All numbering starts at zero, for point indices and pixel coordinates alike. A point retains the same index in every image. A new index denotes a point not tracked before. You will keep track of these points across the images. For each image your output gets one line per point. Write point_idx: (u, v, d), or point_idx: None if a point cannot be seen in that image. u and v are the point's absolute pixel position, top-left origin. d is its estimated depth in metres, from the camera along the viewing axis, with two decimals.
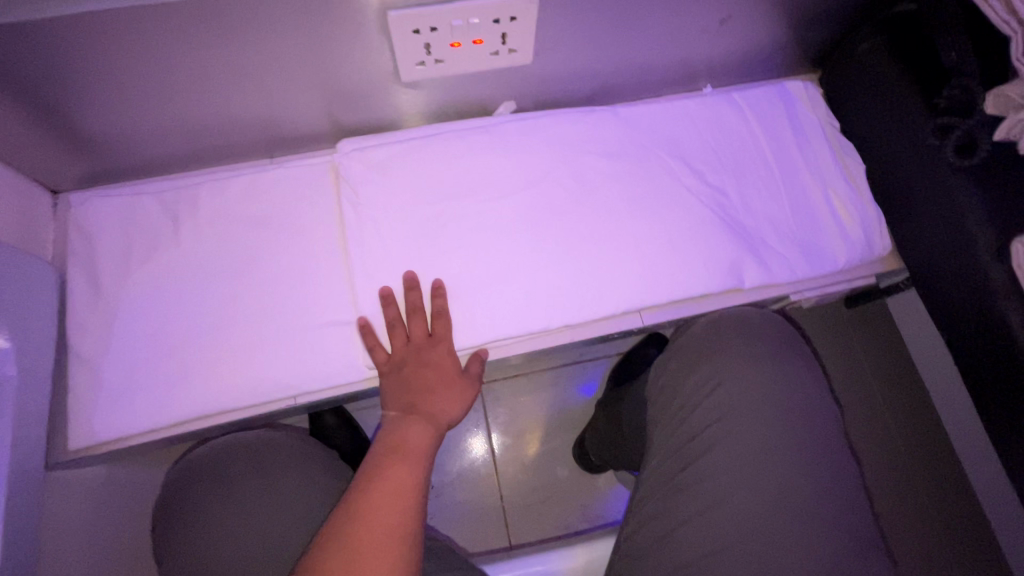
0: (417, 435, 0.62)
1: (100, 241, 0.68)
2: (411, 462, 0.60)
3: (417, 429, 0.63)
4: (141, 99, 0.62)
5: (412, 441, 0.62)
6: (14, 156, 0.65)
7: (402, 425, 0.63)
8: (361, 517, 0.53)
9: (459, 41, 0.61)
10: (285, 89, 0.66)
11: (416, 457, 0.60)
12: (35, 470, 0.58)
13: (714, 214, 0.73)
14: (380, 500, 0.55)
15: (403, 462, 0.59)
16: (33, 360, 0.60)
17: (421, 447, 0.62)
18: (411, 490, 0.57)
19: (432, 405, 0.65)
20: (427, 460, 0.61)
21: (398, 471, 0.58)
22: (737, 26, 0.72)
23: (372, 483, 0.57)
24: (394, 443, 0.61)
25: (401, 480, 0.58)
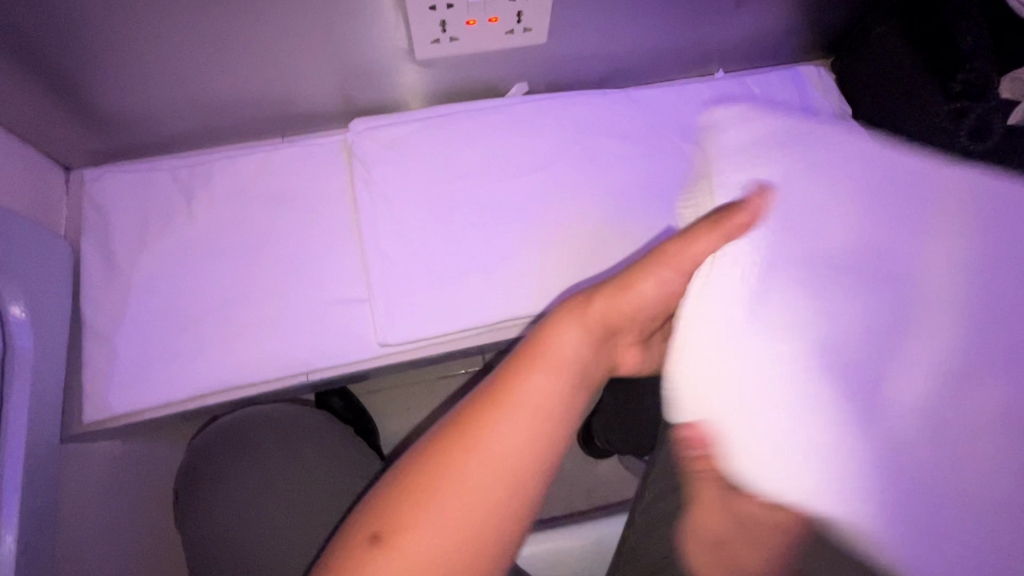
0: (544, 386, 0.41)
1: (112, 216, 0.69)
2: (531, 420, 0.39)
3: (540, 374, 0.41)
4: (156, 74, 0.62)
5: (538, 390, 0.41)
6: (29, 130, 0.65)
7: (529, 366, 0.42)
8: (449, 482, 0.36)
9: (475, 18, 0.61)
10: (301, 68, 0.66)
11: (543, 414, 0.40)
12: (51, 442, 0.59)
13: None
14: (472, 472, 0.37)
15: (520, 415, 0.39)
16: (48, 333, 0.60)
17: (568, 367, 0.43)
18: (531, 461, 0.38)
19: (573, 329, 0.46)
20: (559, 423, 0.40)
21: (497, 429, 0.38)
22: (751, 10, 0.72)
23: (471, 443, 0.38)
24: (508, 389, 0.40)
25: (510, 448, 0.38)
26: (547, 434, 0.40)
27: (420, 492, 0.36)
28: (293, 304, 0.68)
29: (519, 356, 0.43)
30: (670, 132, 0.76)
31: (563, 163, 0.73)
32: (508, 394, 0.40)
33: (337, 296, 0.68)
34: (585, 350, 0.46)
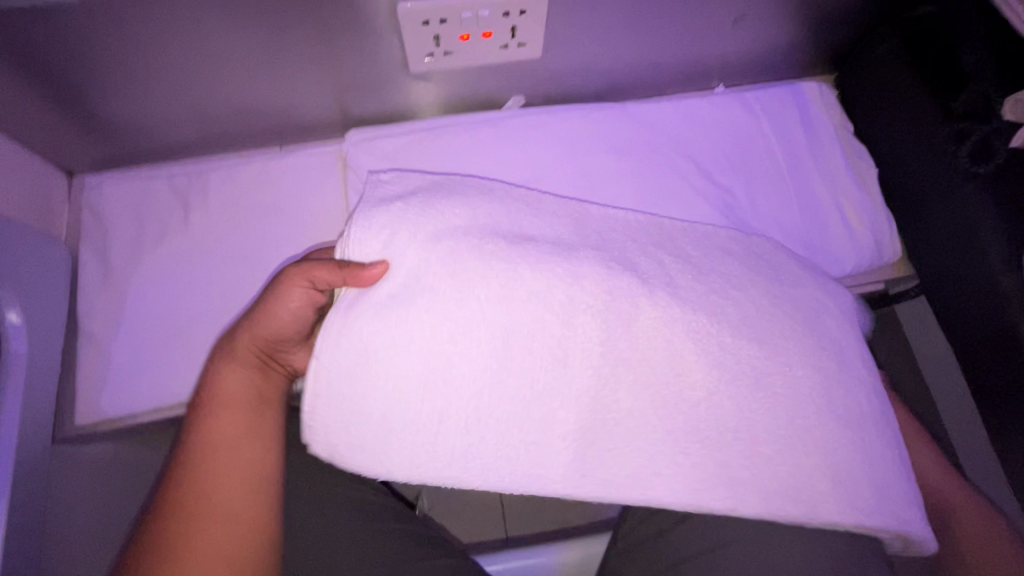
0: (236, 383, 0.54)
1: (111, 223, 0.70)
2: (243, 412, 0.53)
3: (233, 372, 0.55)
4: (153, 85, 0.63)
5: (229, 390, 0.54)
6: (32, 138, 0.66)
7: (219, 372, 0.55)
8: (196, 471, 0.49)
9: (468, 33, 0.61)
10: (297, 81, 0.67)
11: (243, 408, 0.53)
12: (43, 444, 0.60)
13: (721, 215, 0.73)
14: (203, 469, 0.49)
15: (228, 413, 0.53)
16: (44, 337, 0.62)
17: (254, 356, 0.56)
18: (265, 442, 0.53)
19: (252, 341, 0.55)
20: (245, 409, 0.53)
21: (224, 423, 0.52)
22: (751, 25, 0.71)
23: (194, 445, 0.51)
24: (208, 393, 0.54)
25: (231, 434, 0.52)
26: (267, 421, 0.54)
27: (176, 483, 0.49)
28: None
29: (217, 363, 0.55)
30: (667, 149, 0.76)
31: (558, 177, 0.73)
32: (220, 392, 0.54)
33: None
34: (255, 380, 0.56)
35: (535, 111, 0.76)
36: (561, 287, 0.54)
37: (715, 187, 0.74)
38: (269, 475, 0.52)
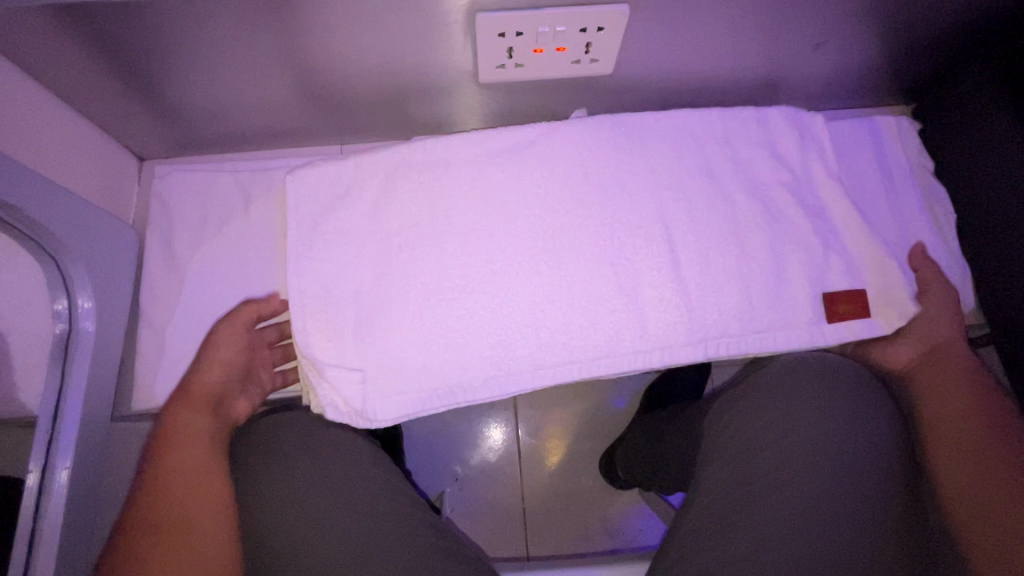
0: (190, 424, 0.61)
1: (176, 211, 0.72)
2: (193, 444, 0.60)
3: (194, 416, 0.62)
4: (228, 79, 0.64)
5: (178, 431, 0.60)
6: (112, 122, 0.69)
7: (170, 418, 0.61)
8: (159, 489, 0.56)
9: (542, 47, 0.60)
10: (365, 84, 0.67)
11: (196, 442, 0.60)
12: (102, 421, 0.62)
13: (793, 249, 0.68)
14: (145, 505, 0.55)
15: (179, 449, 0.59)
16: (111, 319, 0.64)
17: (205, 400, 0.64)
18: (202, 477, 0.57)
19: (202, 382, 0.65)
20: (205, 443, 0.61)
21: (182, 456, 0.58)
22: (834, 50, 0.68)
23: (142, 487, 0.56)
24: (169, 431, 0.60)
25: (191, 464, 0.58)
26: (202, 463, 0.58)
27: (142, 510, 0.55)
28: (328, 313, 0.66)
29: (172, 402, 0.63)
30: (745, 169, 0.71)
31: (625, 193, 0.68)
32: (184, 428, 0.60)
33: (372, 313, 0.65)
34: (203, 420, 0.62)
35: (603, 118, 0.70)
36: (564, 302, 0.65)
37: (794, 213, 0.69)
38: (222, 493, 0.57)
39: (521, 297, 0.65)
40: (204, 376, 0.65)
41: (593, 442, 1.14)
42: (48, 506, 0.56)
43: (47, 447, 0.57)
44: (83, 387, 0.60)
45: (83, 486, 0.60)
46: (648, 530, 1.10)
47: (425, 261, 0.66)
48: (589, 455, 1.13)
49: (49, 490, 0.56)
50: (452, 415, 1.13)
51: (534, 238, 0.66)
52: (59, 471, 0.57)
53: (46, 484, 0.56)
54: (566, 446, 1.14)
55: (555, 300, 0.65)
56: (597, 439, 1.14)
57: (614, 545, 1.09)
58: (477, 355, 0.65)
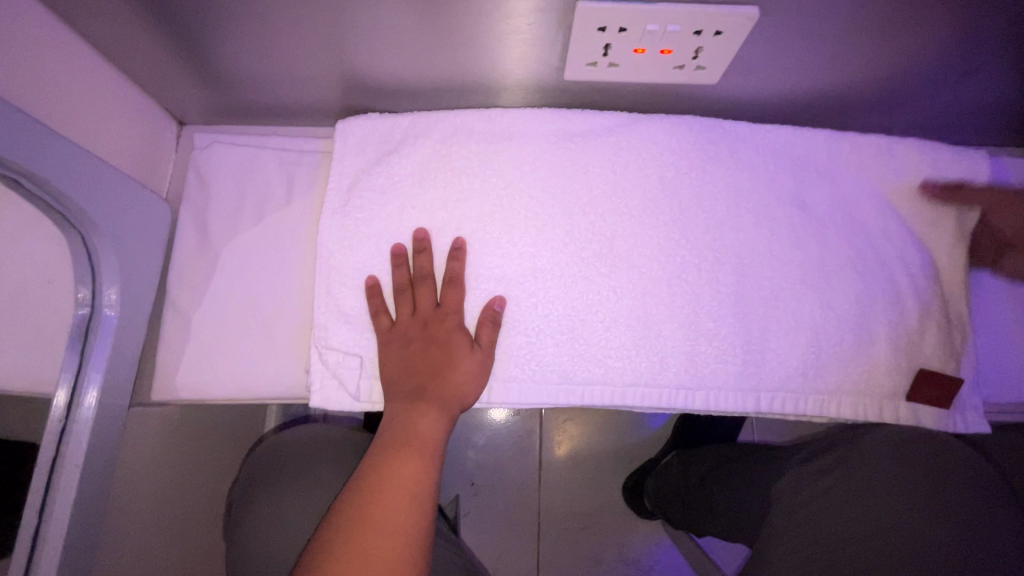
0: (429, 425, 0.53)
1: (213, 186, 0.65)
2: (421, 459, 0.51)
3: (430, 417, 0.53)
4: (284, 46, 0.57)
5: (422, 432, 0.52)
6: (153, 80, 0.63)
7: (413, 412, 0.53)
8: (373, 497, 0.48)
9: (645, 47, 0.52)
10: (430, 67, 0.60)
11: (428, 450, 0.52)
12: (117, 409, 0.58)
13: (906, 308, 0.58)
14: (374, 511, 0.47)
15: (410, 455, 0.51)
16: (136, 300, 0.59)
17: (453, 403, 0.54)
18: (412, 499, 0.49)
19: (451, 383, 0.54)
20: (439, 453, 0.53)
21: (402, 464, 0.50)
22: (977, 82, 0.58)
23: (368, 488, 0.49)
24: (401, 432, 0.52)
25: (412, 483, 0.50)
26: (415, 479, 0.50)
27: (350, 515, 0.47)
28: (360, 323, 0.57)
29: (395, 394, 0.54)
30: (852, 210, 0.61)
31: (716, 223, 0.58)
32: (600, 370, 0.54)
33: None
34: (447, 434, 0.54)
35: (701, 128, 0.60)
36: (625, 329, 0.57)
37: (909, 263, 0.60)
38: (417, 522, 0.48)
39: (587, 327, 0.56)
40: (466, 389, 0.54)
41: (617, 464, 1.08)
42: (55, 502, 0.52)
43: (59, 437, 0.53)
44: (100, 375, 0.55)
45: (95, 481, 0.55)
46: (667, 564, 1.05)
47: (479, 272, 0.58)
48: (613, 476, 1.08)
49: (57, 483, 0.52)
50: (476, 418, 1.09)
51: (604, 262, 0.57)
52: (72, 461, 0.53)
53: (55, 476, 0.52)
54: (588, 464, 1.08)
55: (622, 337, 0.56)
56: (623, 461, 1.08)
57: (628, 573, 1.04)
58: (522, 394, 0.56)
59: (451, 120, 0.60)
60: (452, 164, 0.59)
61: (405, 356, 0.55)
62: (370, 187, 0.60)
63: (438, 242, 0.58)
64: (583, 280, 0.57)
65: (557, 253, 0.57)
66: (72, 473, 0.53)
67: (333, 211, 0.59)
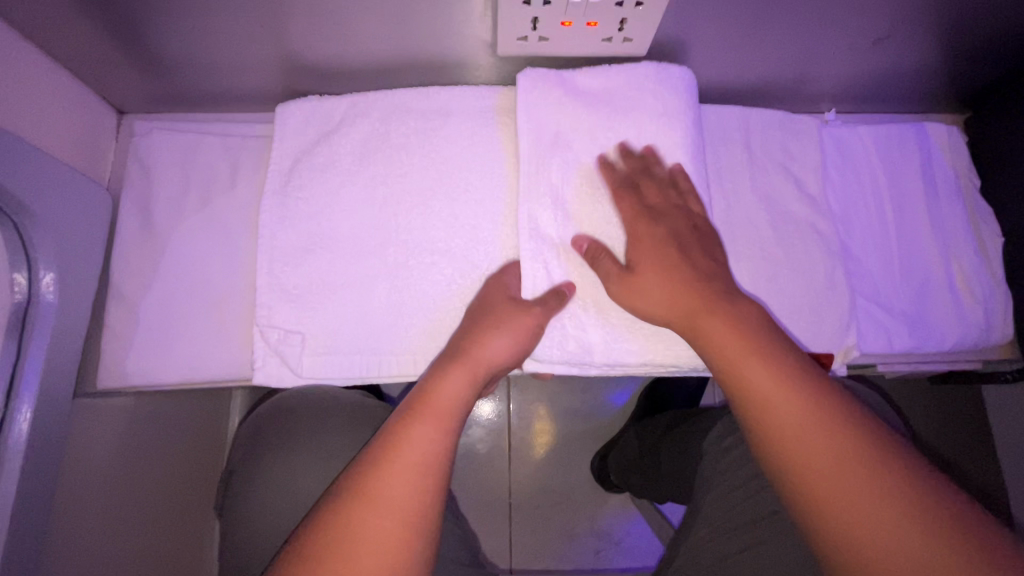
0: (451, 391, 0.49)
1: (155, 174, 0.65)
2: (436, 423, 0.47)
3: (452, 382, 0.49)
4: (216, 29, 0.57)
5: (441, 397, 0.49)
6: (86, 68, 0.62)
7: (437, 376, 0.50)
8: (381, 461, 0.44)
9: (571, 20, 0.54)
10: (367, 48, 0.60)
11: (447, 416, 0.48)
12: (64, 398, 0.57)
13: (819, 266, 0.63)
14: (382, 473, 0.44)
15: (426, 423, 0.47)
16: (77, 289, 0.59)
17: (480, 369, 0.51)
18: (419, 472, 0.44)
19: (485, 349, 0.52)
20: (457, 420, 0.49)
21: (419, 430, 0.46)
22: (890, 49, 0.62)
23: (378, 448, 0.45)
24: (421, 396, 0.49)
25: (425, 448, 0.45)
26: (427, 449, 0.46)
27: (357, 476, 0.44)
28: (305, 302, 0.58)
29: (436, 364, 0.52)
30: (770, 180, 0.66)
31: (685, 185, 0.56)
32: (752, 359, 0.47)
33: (352, 302, 0.58)
34: (469, 401, 0.50)
35: None
36: None
37: (818, 224, 0.65)
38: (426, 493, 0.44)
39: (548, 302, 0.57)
40: (495, 359, 0.52)
41: (584, 442, 1.10)
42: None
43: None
44: (41, 363, 0.54)
45: (40, 467, 0.54)
46: (635, 535, 1.07)
47: (422, 245, 0.59)
48: (581, 453, 1.10)
49: (2, 459, 0.51)
50: None
51: None
52: (18, 422, 0.52)
53: (0, 442, 0.51)
54: (553, 443, 1.10)
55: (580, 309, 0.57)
56: (590, 437, 1.10)
57: (599, 546, 1.06)
58: None
59: (390, 99, 0.61)
60: (392, 141, 0.60)
61: (475, 319, 0.55)
62: (312, 167, 0.60)
63: (381, 218, 0.59)
64: (544, 259, 0.56)
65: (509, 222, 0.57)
66: (19, 437, 0.52)
67: (276, 192, 0.60)
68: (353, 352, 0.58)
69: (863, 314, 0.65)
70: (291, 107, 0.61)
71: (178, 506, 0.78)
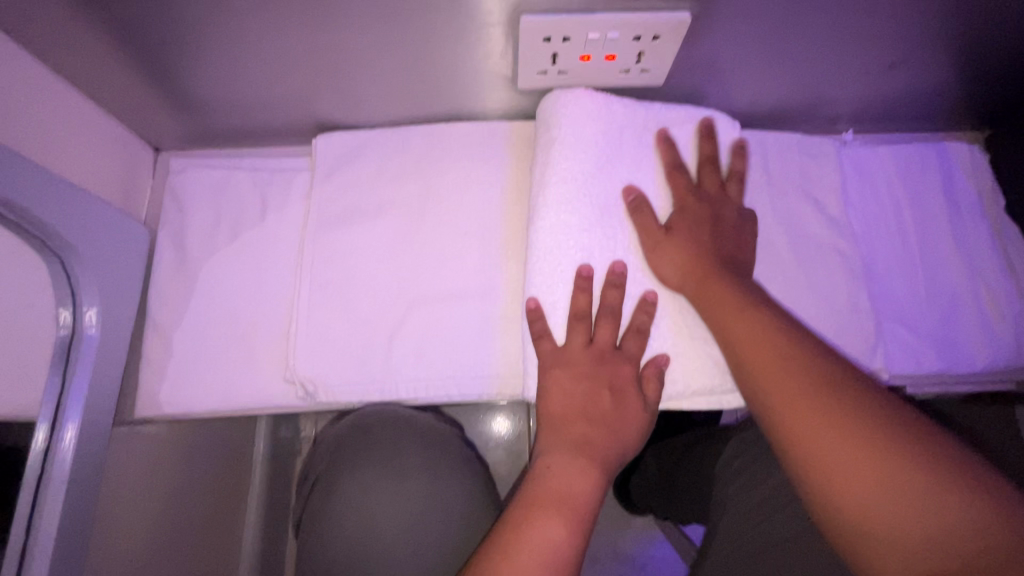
0: (576, 479, 0.49)
1: (189, 209, 0.68)
2: (565, 516, 0.47)
3: (582, 474, 0.50)
4: (251, 73, 0.60)
5: (571, 488, 0.49)
6: (125, 110, 0.65)
7: (555, 467, 0.50)
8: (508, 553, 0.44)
9: (589, 54, 0.55)
10: (390, 85, 0.63)
11: (575, 505, 0.48)
12: (105, 428, 0.59)
13: (843, 288, 0.63)
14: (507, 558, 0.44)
15: (558, 517, 0.47)
16: (117, 322, 0.61)
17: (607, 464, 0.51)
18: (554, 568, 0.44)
19: (606, 428, 0.52)
20: (585, 511, 0.48)
21: (546, 523, 0.46)
22: (906, 72, 0.62)
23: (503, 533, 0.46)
24: (539, 490, 0.49)
25: (552, 539, 0.45)
26: (573, 522, 0.47)
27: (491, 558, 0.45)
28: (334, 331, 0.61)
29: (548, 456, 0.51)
30: (787, 204, 0.66)
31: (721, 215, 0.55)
32: (765, 365, 0.47)
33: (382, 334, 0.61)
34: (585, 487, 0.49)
35: None
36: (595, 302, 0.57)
37: (839, 244, 0.65)
38: (566, 564, 0.45)
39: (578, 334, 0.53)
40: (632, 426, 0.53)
41: None
42: (43, 522, 0.52)
43: (43, 454, 0.53)
44: (84, 393, 0.56)
45: (81, 496, 0.56)
46: (660, 560, 1.06)
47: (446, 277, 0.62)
48: None
49: (46, 487, 0.53)
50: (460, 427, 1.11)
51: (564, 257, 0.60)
52: (56, 483, 0.53)
53: (47, 469, 0.53)
54: None
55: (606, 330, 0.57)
56: None
57: (623, 570, 1.05)
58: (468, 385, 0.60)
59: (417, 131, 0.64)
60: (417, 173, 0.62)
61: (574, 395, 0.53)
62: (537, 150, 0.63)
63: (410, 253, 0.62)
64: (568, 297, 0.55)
65: (546, 266, 0.55)
66: (65, 462, 0.54)
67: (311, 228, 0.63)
68: (376, 378, 0.60)
69: (890, 337, 0.64)
70: (321, 145, 0.65)
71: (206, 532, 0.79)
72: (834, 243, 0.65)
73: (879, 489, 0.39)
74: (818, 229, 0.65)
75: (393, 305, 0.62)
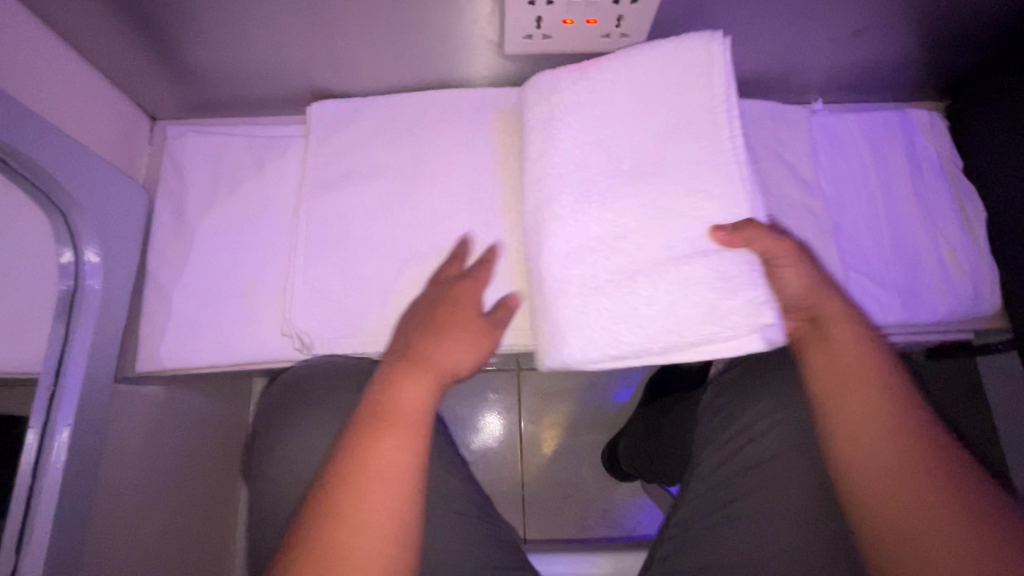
0: (411, 395, 0.49)
1: (187, 173, 0.70)
2: (407, 430, 0.47)
3: (414, 387, 0.49)
4: (246, 41, 0.62)
5: (404, 402, 0.48)
6: (123, 78, 0.67)
7: (392, 383, 0.49)
8: (352, 471, 0.44)
9: (572, 18, 0.58)
10: (381, 53, 0.65)
11: (414, 421, 0.48)
12: (107, 381, 0.61)
13: (814, 244, 0.67)
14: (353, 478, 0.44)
15: (394, 430, 0.47)
16: (118, 279, 0.63)
17: (442, 376, 0.51)
18: (399, 474, 0.45)
19: (440, 352, 0.52)
20: (422, 422, 0.48)
21: (383, 440, 0.46)
22: (869, 40, 0.66)
23: (354, 454, 0.45)
24: (383, 403, 0.48)
25: (387, 455, 0.45)
26: (403, 441, 0.46)
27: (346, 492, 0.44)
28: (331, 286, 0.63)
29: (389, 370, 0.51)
30: (762, 166, 0.69)
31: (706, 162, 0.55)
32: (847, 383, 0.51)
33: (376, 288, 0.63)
34: (424, 407, 0.49)
35: None
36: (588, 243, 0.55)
37: (810, 203, 0.69)
38: (406, 476, 0.45)
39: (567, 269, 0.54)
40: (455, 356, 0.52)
41: (593, 434, 1.12)
42: (49, 467, 0.54)
43: (48, 402, 0.55)
44: (88, 345, 0.58)
45: (85, 445, 0.57)
46: (647, 524, 1.09)
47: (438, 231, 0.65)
48: (592, 445, 1.12)
49: (51, 434, 0.54)
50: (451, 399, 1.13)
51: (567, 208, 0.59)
52: (61, 428, 0.55)
53: (51, 415, 0.55)
54: (563, 433, 1.12)
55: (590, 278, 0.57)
56: (602, 430, 1.12)
57: (611, 534, 1.08)
58: None
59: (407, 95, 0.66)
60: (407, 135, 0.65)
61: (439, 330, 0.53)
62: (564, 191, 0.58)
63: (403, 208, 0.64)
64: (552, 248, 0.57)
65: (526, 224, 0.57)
66: (70, 410, 0.56)
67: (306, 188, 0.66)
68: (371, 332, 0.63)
69: (858, 289, 0.68)
70: (316, 111, 0.67)
71: (202, 495, 0.81)
72: (805, 202, 0.69)
73: (887, 481, 0.47)
74: (790, 188, 0.69)
75: (386, 261, 0.64)
